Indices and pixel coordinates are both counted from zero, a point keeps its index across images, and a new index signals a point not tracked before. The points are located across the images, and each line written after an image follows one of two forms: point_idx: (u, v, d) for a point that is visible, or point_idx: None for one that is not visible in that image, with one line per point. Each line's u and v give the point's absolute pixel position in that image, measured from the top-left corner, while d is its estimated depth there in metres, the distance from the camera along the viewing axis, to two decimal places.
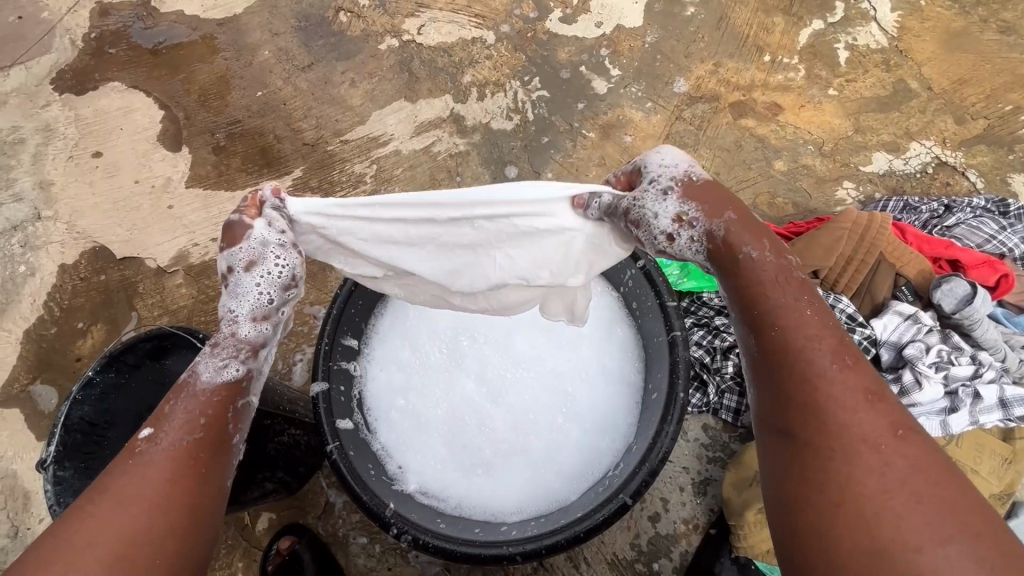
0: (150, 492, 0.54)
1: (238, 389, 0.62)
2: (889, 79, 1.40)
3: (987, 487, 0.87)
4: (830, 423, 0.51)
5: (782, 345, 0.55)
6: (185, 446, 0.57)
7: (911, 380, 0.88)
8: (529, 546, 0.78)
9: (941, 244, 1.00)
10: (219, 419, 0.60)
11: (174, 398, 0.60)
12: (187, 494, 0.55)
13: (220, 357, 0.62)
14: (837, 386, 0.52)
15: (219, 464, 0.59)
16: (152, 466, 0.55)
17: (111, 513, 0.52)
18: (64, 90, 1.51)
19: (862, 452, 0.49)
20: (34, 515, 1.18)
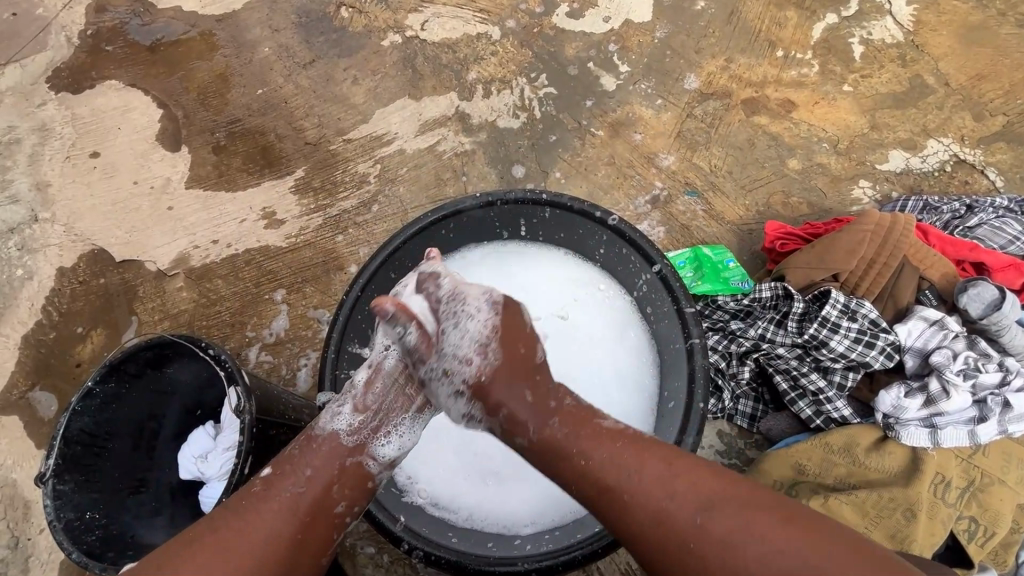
0: (255, 543, 0.61)
1: (355, 452, 0.70)
2: (905, 74, 1.37)
3: (1014, 497, 0.84)
4: (679, 513, 0.58)
5: (595, 477, 0.63)
6: (292, 503, 0.64)
7: (938, 389, 0.85)
8: (545, 562, 0.76)
9: (965, 246, 0.97)
10: (341, 463, 0.68)
11: (300, 446, 0.70)
12: (282, 555, 0.62)
13: (352, 412, 0.71)
14: (643, 484, 0.61)
15: (317, 529, 0.65)
16: (263, 516, 0.63)
17: (221, 552, 0.59)
18: (60, 88, 1.47)
19: (721, 523, 0.56)
20: (35, 525, 1.16)
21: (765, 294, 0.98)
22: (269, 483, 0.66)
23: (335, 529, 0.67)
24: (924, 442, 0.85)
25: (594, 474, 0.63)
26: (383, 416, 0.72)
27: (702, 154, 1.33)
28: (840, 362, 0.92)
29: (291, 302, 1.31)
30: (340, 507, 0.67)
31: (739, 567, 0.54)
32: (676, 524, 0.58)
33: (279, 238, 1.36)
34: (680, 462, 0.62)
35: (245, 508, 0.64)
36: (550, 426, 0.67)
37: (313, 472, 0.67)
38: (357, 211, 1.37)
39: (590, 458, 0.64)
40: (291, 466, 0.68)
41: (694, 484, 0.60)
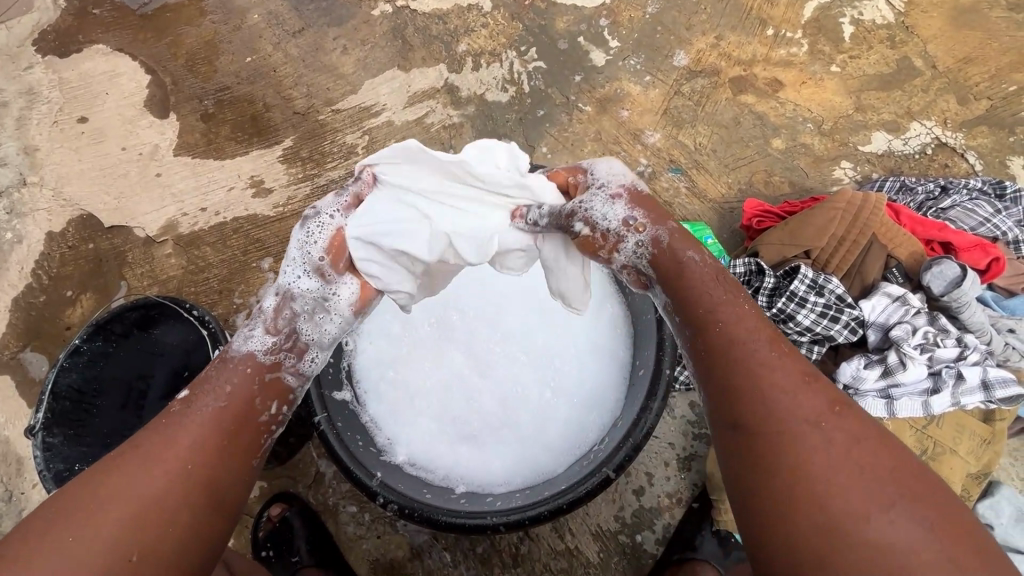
0: (184, 450, 0.61)
1: (275, 368, 0.72)
2: (893, 56, 1.37)
3: (963, 466, 0.88)
4: (805, 406, 0.58)
5: (732, 338, 0.63)
6: (214, 416, 0.65)
7: (896, 361, 0.88)
8: (513, 517, 0.80)
9: (934, 226, 0.99)
10: (255, 389, 0.69)
11: (216, 369, 0.69)
12: (217, 456, 0.63)
13: (265, 334, 0.73)
14: (778, 368, 0.61)
15: (244, 437, 0.67)
16: (185, 428, 0.63)
17: (148, 460, 0.60)
18: (47, 51, 1.47)
19: (843, 428, 0.56)
20: (27, 480, 1.20)
21: (738, 269, 1.00)
22: (189, 400, 0.66)
23: (261, 435, 0.69)
24: (880, 412, 0.88)
25: (728, 339, 0.64)
26: (293, 337, 0.74)
27: (688, 132, 1.34)
28: (805, 335, 0.94)
29: (278, 271, 1.33)
30: (264, 415, 0.70)
31: (816, 457, 0.55)
32: (798, 412, 0.58)
33: (267, 208, 1.37)
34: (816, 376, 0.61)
35: (163, 425, 0.63)
36: (711, 285, 0.67)
37: (233, 387, 0.68)
38: (344, 181, 1.38)
39: (730, 323, 0.65)
40: (210, 387, 0.68)
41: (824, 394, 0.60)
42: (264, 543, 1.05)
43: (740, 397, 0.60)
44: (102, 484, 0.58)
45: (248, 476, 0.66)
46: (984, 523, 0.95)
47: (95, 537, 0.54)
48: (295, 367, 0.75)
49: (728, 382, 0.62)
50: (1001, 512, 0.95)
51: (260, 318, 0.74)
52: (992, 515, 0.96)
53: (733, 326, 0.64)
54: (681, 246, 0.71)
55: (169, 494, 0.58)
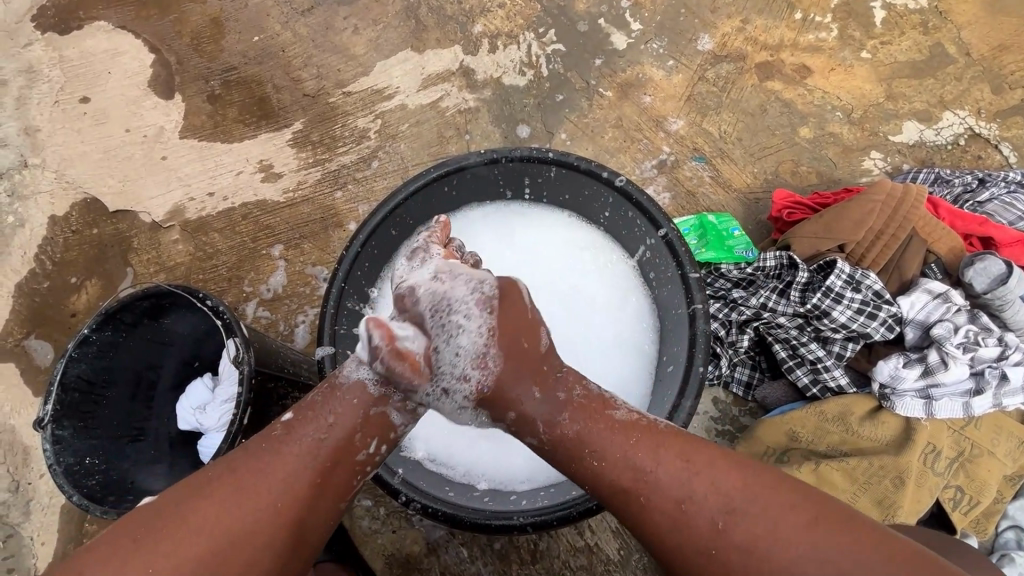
0: (277, 485, 0.59)
1: (381, 402, 0.66)
2: (926, 42, 1.32)
3: (1000, 468, 0.86)
4: (701, 518, 0.57)
5: (610, 477, 0.61)
6: (311, 450, 0.62)
7: (937, 360, 0.86)
8: (542, 517, 0.77)
9: (975, 220, 0.96)
10: (366, 422, 0.65)
11: (322, 394, 0.65)
12: (305, 495, 0.61)
13: (379, 363, 0.67)
14: (665, 484, 0.59)
15: (337, 476, 0.63)
16: (282, 460, 0.61)
17: (244, 491, 0.58)
18: (46, 28, 1.41)
19: (752, 517, 0.55)
20: (34, 470, 1.17)
21: (768, 263, 0.98)
22: (290, 426, 0.63)
23: (354, 477, 0.65)
24: (918, 412, 0.86)
25: (605, 475, 0.61)
26: (409, 364, 0.69)
27: (712, 119, 1.30)
28: (840, 332, 0.92)
29: (288, 259, 1.30)
30: (362, 454, 0.65)
31: (760, 560, 0.54)
32: (699, 528, 0.57)
33: (277, 193, 1.33)
34: (701, 464, 0.59)
35: (264, 451, 0.61)
36: (560, 424, 0.64)
37: (335, 418, 0.64)
38: (356, 166, 1.34)
39: (605, 458, 0.61)
40: (312, 412, 0.64)
41: (712, 480, 0.58)
42: None
43: (667, 527, 0.58)
44: (198, 507, 0.57)
45: (335, 517, 0.63)
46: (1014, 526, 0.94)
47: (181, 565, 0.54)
48: (403, 405, 0.67)
49: (647, 532, 0.59)
50: None
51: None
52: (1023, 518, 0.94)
53: (610, 455, 0.61)
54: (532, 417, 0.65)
55: (256, 532, 0.57)
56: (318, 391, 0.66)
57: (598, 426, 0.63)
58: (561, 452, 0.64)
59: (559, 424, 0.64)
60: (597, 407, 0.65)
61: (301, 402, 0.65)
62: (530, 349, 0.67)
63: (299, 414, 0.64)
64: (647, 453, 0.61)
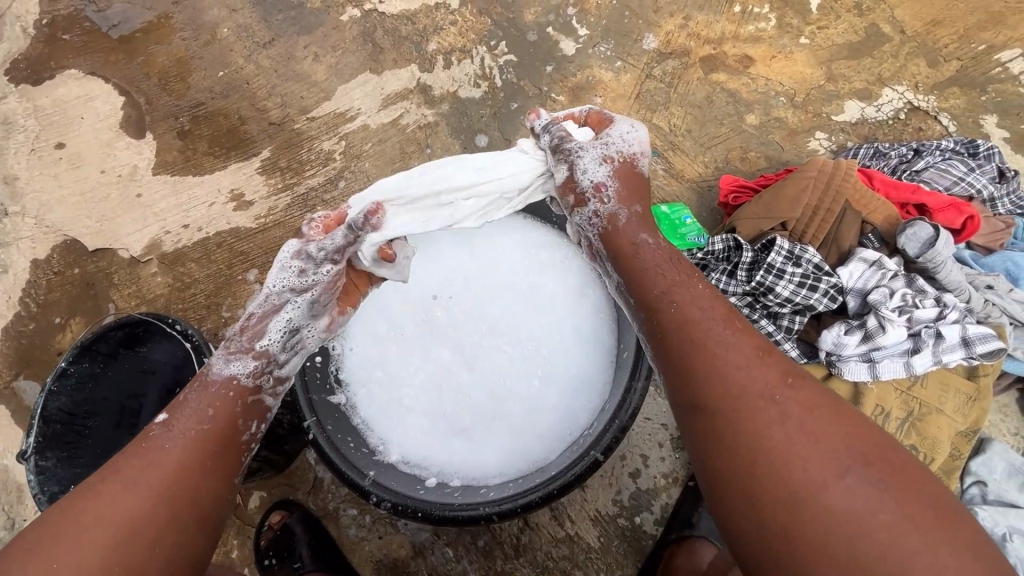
0: (162, 471, 0.63)
1: (255, 392, 0.73)
2: (862, 23, 1.37)
3: (951, 425, 0.90)
4: (756, 378, 0.61)
5: (682, 318, 0.67)
6: (194, 438, 0.66)
7: (875, 325, 0.90)
8: (506, 506, 0.80)
9: (907, 189, 1.00)
10: (239, 407, 0.71)
11: (195, 391, 0.70)
12: (198, 474, 0.64)
13: (247, 359, 0.73)
14: (735, 365, 0.62)
15: (225, 457, 0.68)
16: (164, 451, 0.64)
17: (128, 483, 0.61)
18: (20, 80, 1.46)
19: (799, 402, 0.59)
20: (29, 507, 1.20)
21: (717, 247, 1.02)
22: (169, 422, 0.67)
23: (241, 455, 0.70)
24: (864, 376, 0.89)
25: (682, 325, 0.67)
26: (268, 360, 0.74)
27: (662, 115, 1.35)
28: (787, 306, 0.95)
29: (264, 282, 1.34)
30: (245, 435, 0.71)
31: (797, 441, 0.57)
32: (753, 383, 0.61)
33: (249, 220, 1.37)
34: (752, 377, 0.61)
35: (145, 449, 0.64)
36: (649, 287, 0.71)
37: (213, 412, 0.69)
38: (323, 188, 1.38)
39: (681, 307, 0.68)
40: (187, 409, 0.68)
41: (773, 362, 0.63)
42: (267, 552, 1.05)
43: (721, 378, 0.62)
44: (87, 505, 0.59)
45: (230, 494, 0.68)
46: (977, 481, 0.97)
47: (88, 548, 0.56)
48: (274, 391, 0.76)
49: (696, 377, 0.63)
50: (994, 468, 0.97)
51: (240, 351, 0.73)
52: (984, 472, 0.97)
53: (686, 319, 0.67)
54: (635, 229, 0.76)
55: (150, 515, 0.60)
56: (185, 391, 0.71)
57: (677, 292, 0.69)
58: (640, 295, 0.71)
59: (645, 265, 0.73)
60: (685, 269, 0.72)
61: (168, 404, 0.70)
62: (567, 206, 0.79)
63: (170, 412, 0.69)
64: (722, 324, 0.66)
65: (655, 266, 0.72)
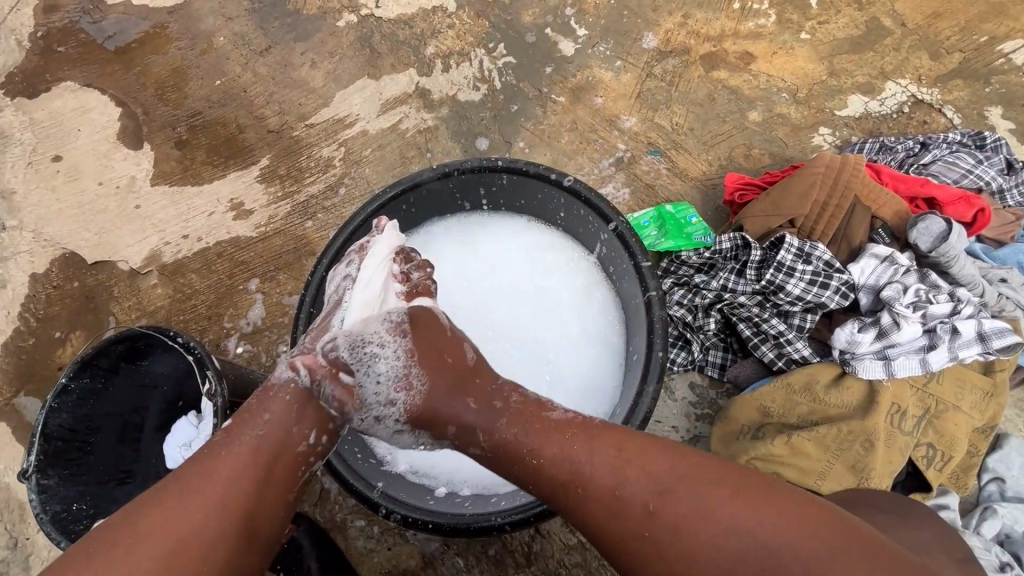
0: (219, 483, 0.61)
1: (313, 396, 0.69)
2: (862, 17, 1.36)
3: (968, 421, 0.89)
4: (635, 496, 0.58)
5: (545, 468, 0.63)
6: (253, 447, 0.65)
7: (889, 322, 0.89)
8: (518, 516, 0.78)
9: (917, 182, 1.00)
10: (303, 410, 0.69)
11: (258, 397, 0.69)
12: (254, 487, 0.62)
13: (306, 360, 0.70)
14: (598, 474, 0.61)
15: (280, 471, 0.66)
16: (222, 462, 0.63)
17: (185, 495, 0.59)
18: (16, 93, 1.45)
19: (678, 505, 0.56)
20: (31, 525, 1.19)
21: (724, 246, 1.01)
22: (229, 430, 0.66)
23: (299, 468, 0.68)
24: (880, 373, 0.89)
25: (546, 469, 0.63)
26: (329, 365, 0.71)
27: (664, 114, 1.33)
28: (798, 305, 0.94)
29: (265, 291, 1.32)
30: (304, 446, 0.68)
31: (694, 550, 0.54)
32: (631, 504, 0.58)
33: (250, 229, 1.36)
34: (628, 499, 0.58)
35: (204, 458, 0.63)
36: (500, 430, 0.67)
37: (275, 419, 0.67)
38: (324, 195, 1.37)
39: (543, 456, 0.64)
40: (250, 415, 0.67)
41: (645, 466, 0.59)
42: (274, 565, 1.02)
43: (607, 513, 0.59)
44: (143, 515, 0.57)
45: (283, 511, 0.65)
46: (995, 478, 0.95)
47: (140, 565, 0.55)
48: (336, 400, 0.70)
49: (587, 517, 0.60)
50: (1012, 464, 0.95)
51: (308, 348, 0.72)
52: (1002, 469, 0.95)
53: (547, 453, 0.64)
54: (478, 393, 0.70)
55: (204, 531, 0.58)
56: (253, 396, 0.69)
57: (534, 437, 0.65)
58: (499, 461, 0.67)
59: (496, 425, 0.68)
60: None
61: (237, 409, 0.69)
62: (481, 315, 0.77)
63: (237, 417, 0.68)
64: (579, 450, 0.63)
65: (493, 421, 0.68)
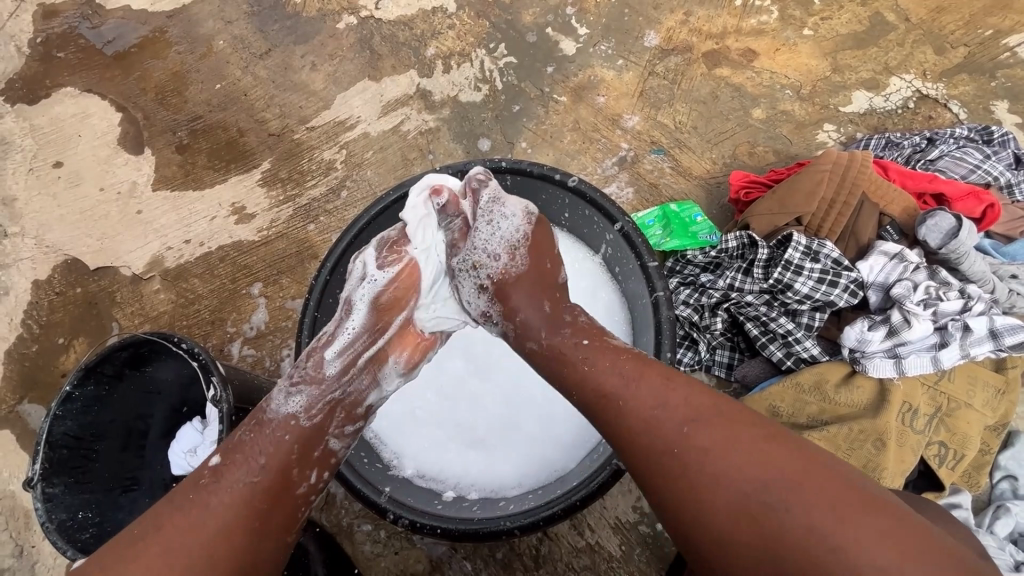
0: (212, 534, 0.60)
1: (317, 430, 0.70)
2: (865, 13, 1.35)
3: (980, 419, 0.88)
4: (671, 421, 0.59)
5: (594, 383, 0.65)
6: (246, 493, 0.63)
7: (900, 319, 0.89)
8: (527, 519, 0.77)
9: (924, 178, 0.99)
10: (302, 451, 0.68)
11: (251, 433, 0.68)
12: (247, 536, 0.62)
13: (307, 393, 0.71)
14: (641, 397, 0.62)
15: (277, 516, 0.65)
16: (212, 513, 0.61)
17: (174, 549, 0.58)
18: (17, 99, 1.45)
19: (711, 438, 0.57)
20: (37, 533, 1.18)
21: (730, 244, 1.00)
22: (219, 473, 0.64)
23: (297, 508, 0.67)
24: (890, 372, 0.88)
25: (592, 387, 0.65)
26: (334, 404, 0.72)
27: (667, 112, 1.33)
28: (806, 303, 0.94)
29: (268, 295, 1.32)
30: (302, 487, 0.68)
31: (730, 482, 0.55)
32: (667, 430, 0.59)
33: (252, 233, 1.36)
34: (679, 407, 0.60)
35: (194, 502, 0.62)
36: (537, 369, 0.69)
37: (267, 459, 0.66)
38: (326, 198, 1.36)
39: (593, 369, 0.66)
40: (242, 455, 0.66)
41: (687, 397, 0.61)
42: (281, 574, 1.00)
43: (646, 430, 0.60)
44: (130, 568, 0.57)
45: (279, 556, 0.65)
46: (1007, 476, 0.94)
47: None
48: (339, 430, 0.73)
49: (622, 435, 0.62)
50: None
51: (306, 376, 0.72)
52: (1015, 466, 0.94)
53: (594, 371, 0.66)
54: (527, 331, 0.73)
55: None
56: (246, 433, 0.68)
57: (595, 358, 0.67)
58: (551, 361, 0.70)
59: (559, 332, 0.71)
60: (578, 347, 0.69)
61: (229, 446, 0.67)
62: (524, 289, 0.77)
63: (230, 457, 0.66)
64: (625, 369, 0.65)
65: (561, 343, 0.70)
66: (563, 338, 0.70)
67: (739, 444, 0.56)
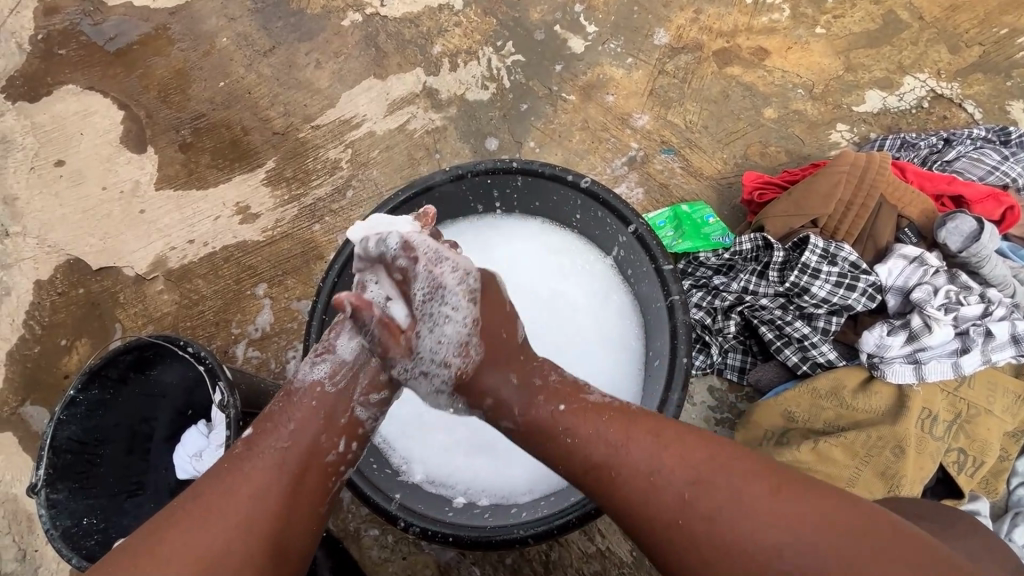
0: (248, 498, 0.59)
1: (341, 399, 0.68)
2: (878, 11, 1.33)
3: (1000, 425, 0.87)
4: (671, 483, 0.57)
5: (583, 452, 0.62)
6: (279, 457, 0.63)
7: (920, 324, 0.88)
8: (541, 528, 0.76)
9: (943, 180, 0.97)
10: (328, 419, 0.67)
11: (279, 404, 0.67)
12: (282, 504, 0.61)
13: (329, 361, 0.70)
14: (632, 458, 0.60)
15: (310, 483, 0.64)
16: (248, 476, 0.61)
17: (211, 514, 0.57)
18: (18, 97, 1.43)
19: (715, 495, 0.55)
20: (40, 537, 1.17)
21: (745, 246, 0.98)
22: (250, 442, 0.64)
23: (329, 478, 0.66)
24: (909, 377, 0.87)
25: (580, 450, 0.62)
26: (356, 371, 0.70)
27: (677, 111, 1.31)
28: (823, 307, 0.93)
29: (273, 296, 1.30)
30: (332, 455, 0.67)
31: (739, 539, 0.53)
32: (668, 492, 0.57)
33: (256, 233, 1.34)
34: (677, 469, 0.58)
35: (229, 468, 0.62)
36: (537, 406, 0.66)
37: (296, 425, 0.66)
38: (332, 197, 1.35)
39: (576, 435, 0.63)
40: (271, 423, 0.66)
41: (683, 454, 0.59)
42: None
43: (646, 490, 0.58)
44: (167, 537, 0.55)
45: (314, 524, 0.64)
46: None
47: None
48: (365, 399, 0.70)
49: (621, 503, 0.59)
50: None
51: (329, 347, 0.71)
52: None
53: (578, 431, 0.63)
54: None
55: (231, 550, 0.56)
56: (276, 403, 0.68)
57: (576, 424, 0.64)
58: (535, 437, 0.66)
59: (534, 404, 0.66)
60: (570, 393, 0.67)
61: (259, 417, 0.67)
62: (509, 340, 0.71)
63: (261, 427, 0.66)
64: (615, 432, 0.62)
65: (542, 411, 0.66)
66: (541, 405, 0.66)
67: (749, 489, 0.55)
